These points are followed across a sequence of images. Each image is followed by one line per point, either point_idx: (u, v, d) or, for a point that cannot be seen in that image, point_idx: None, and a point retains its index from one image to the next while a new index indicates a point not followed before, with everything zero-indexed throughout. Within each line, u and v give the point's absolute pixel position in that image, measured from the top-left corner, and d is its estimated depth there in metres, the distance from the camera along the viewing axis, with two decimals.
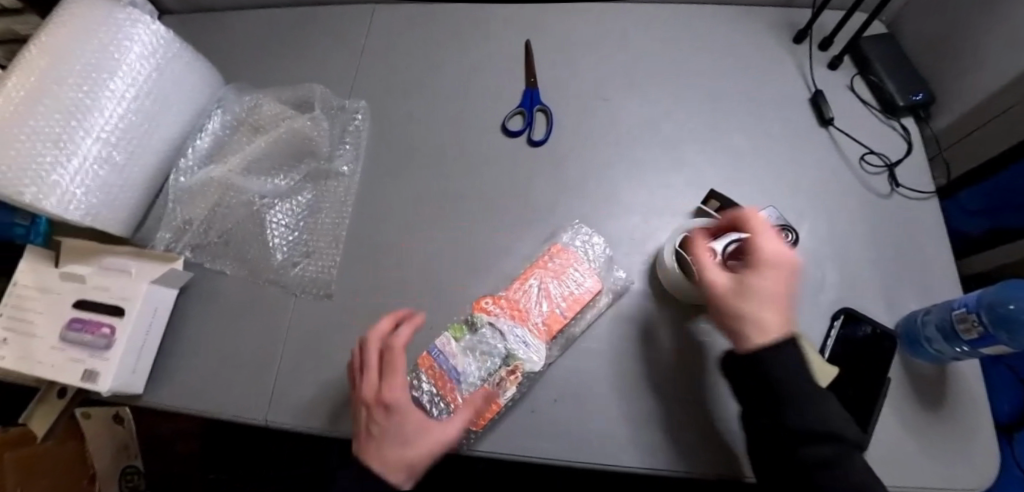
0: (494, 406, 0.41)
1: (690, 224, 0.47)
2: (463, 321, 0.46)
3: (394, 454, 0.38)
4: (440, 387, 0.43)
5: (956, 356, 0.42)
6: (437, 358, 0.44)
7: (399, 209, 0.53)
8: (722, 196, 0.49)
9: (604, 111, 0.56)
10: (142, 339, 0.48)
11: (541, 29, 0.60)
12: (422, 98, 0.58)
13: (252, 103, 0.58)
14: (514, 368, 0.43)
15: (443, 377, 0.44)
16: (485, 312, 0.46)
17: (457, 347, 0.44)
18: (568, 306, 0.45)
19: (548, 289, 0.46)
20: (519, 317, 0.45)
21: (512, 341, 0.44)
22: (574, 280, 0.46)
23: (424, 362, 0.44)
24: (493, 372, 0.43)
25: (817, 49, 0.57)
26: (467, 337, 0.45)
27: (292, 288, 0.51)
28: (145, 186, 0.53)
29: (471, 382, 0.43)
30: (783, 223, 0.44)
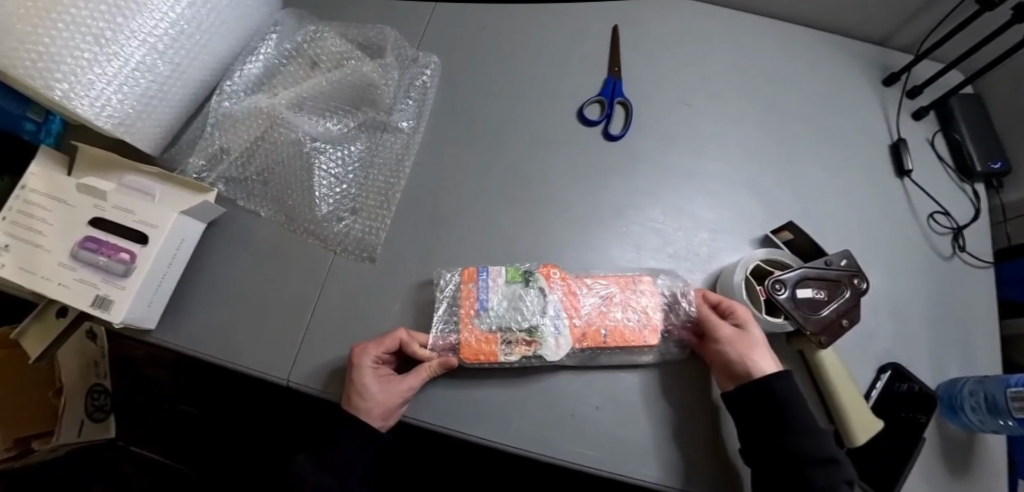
0: (491, 354, 0.40)
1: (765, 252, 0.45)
2: (523, 269, 0.44)
3: (383, 406, 0.40)
4: (463, 301, 0.42)
5: (992, 429, 0.42)
6: (481, 278, 0.43)
7: (458, 181, 0.49)
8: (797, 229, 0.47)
9: (684, 118, 0.53)
10: (164, 271, 0.45)
11: (630, 17, 0.57)
12: (495, 67, 0.54)
13: (313, 34, 0.52)
14: (532, 341, 0.41)
15: (471, 297, 0.42)
16: (547, 278, 0.44)
17: (504, 286, 0.43)
18: (611, 336, 0.41)
19: (609, 309, 0.43)
20: (569, 302, 0.43)
21: (548, 313, 0.42)
22: (634, 312, 0.43)
23: (468, 274, 0.43)
24: (511, 332, 0.41)
25: (905, 96, 0.55)
26: (518, 285, 0.43)
27: (332, 244, 0.47)
28: (185, 103, 0.48)
29: (490, 322, 0.41)
30: (857, 269, 0.43)
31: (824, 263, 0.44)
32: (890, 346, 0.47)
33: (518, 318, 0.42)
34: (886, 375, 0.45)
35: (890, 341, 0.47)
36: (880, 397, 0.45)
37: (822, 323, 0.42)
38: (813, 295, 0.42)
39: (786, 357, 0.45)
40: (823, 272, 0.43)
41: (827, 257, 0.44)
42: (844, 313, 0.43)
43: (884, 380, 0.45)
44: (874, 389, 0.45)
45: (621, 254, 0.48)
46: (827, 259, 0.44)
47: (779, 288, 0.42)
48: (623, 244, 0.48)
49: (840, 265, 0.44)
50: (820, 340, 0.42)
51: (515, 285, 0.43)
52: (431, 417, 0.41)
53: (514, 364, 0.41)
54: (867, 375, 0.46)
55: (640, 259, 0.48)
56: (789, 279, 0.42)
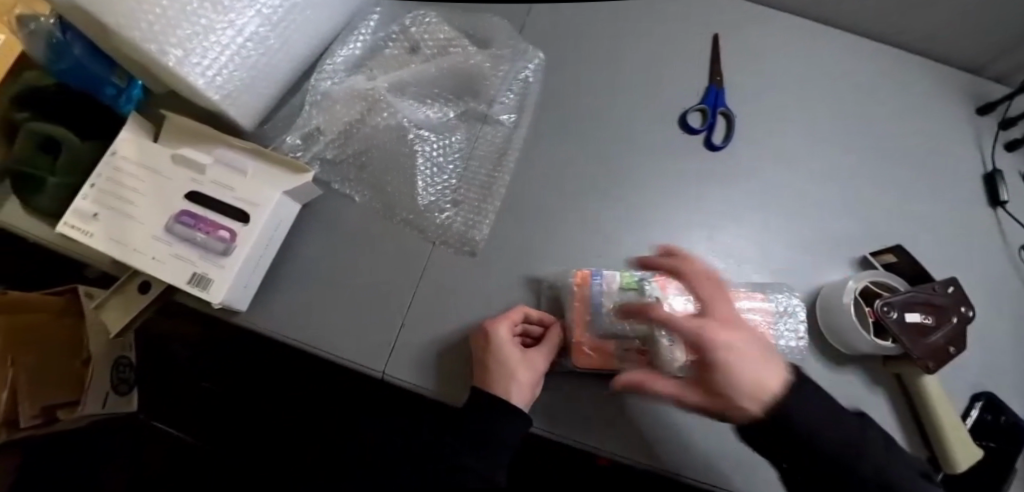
0: (606, 362, 0.40)
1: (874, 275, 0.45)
2: (638, 275, 0.43)
3: (525, 378, 0.40)
4: (578, 305, 0.42)
5: None
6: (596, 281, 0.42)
7: (561, 180, 0.48)
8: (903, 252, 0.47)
9: (784, 132, 0.53)
10: (261, 252, 0.43)
11: (731, 24, 0.56)
12: (597, 64, 0.52)
13: (416, 17, 0.51)
14: (647, 352, 0.40)
15: (585, 302, 0.42)
16: (662, 287, 0.43)
17: (619, 293, 0.42)
18: None
19: None
20: None
21: None
22: None
23: (581, 277, 0.42)
24: (626, 341, 0.40)
25: (999, 127, 0.55)
26: (633, 294, 0.42)
27: (432, 235, 0.46)
28: (285, 78, 0.47)
29: (604, 329, 0.41)
30: (966, 299, 0.43)
31: (930, 285, 0.43)
32: (981, 376, 0.47)
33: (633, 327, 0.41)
34: (980, 404, 0.46)
35: (981, 371, 0.47)
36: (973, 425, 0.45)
37: (929, 350, 0.42)
38: (920, 321, 0.42)
39: (883, 381, 0.45)
40: (931, 298, 0.43)
41: (936, 283, 0.44)
42: (951, 341, 0.42)
43: (978, 409, 0.45)
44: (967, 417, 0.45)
45: (721, 265, 0.47)
46: (935, 286, 0.43)
47: (888, 312, 0.42)
48: (724, 256, 0.48)
49: (949, 292, 0.43)
50: (926, 366, 0.42)
51: (629, 294, 0.42)
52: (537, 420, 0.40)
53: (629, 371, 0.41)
54: (959, 402, 0.46)
55: (741, 271, 0.47)
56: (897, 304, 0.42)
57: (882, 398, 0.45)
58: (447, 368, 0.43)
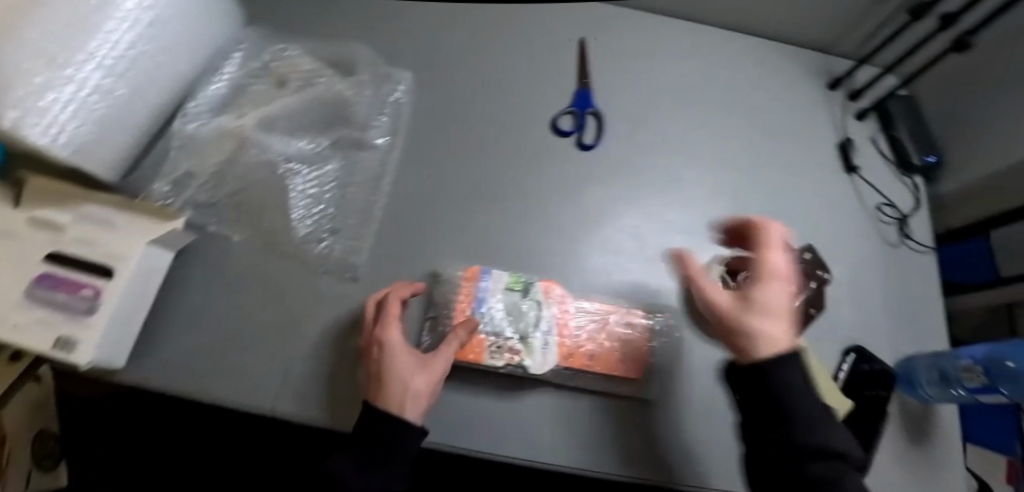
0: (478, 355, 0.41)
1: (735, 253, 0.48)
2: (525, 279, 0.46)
3: (420, 385, 0.36)
4: (463, 298, 0.44)
5: (944, 399, 0.46)
6: (484, 280, 0.45)
7: (440, 196, 0.49)
8: None
9: (654, 125, 0.56)
10: (132, 306, 0.42)
11: (596, 29, 0.59)
12: (468, 80, 0.54)
13: (280, 53, 0.51)
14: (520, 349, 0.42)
15: (470, 298, 0.44)
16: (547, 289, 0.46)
17: (503, 290, 0.45)
18: (596, 359, 0.43)
19: (598, 332, 0.44)
20: (563, 320, 0.44)
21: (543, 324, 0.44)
22: (619, 340, 0.44)
23: (471, 273, 0.45)
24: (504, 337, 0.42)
25: (849, 99, 0.60)
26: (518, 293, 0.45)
27: (313, 266, 0.46)
28: (139, 125, 0.46)
29: (484, 322, 0.43)
30: (819, 263, 0.47)
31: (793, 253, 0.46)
32: (851, 331, 0.51)
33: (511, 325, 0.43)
34: (850, 357, 0.49)
35: (851, 327, 0.51)
36: (847, 378, 0.48)
37: (792, 315, 0.45)
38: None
39: None
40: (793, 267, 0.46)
41: (795, 253, 0.48)
42: (811, 303, 0.46)
43: (849, 363, 0.49)
44: (841, 371, 0.48)
45: (603, 259, 0.49)
46: (796, 256, 0.47)
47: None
48: (605, 250, 0.50)
49: (806, 260, 0.47)
50: None
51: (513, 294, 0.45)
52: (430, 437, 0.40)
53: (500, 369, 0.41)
54: (834, 359, 0.49)
55: (620, 263, 0.49)
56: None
57: None
58: (338, 397, 0.43)
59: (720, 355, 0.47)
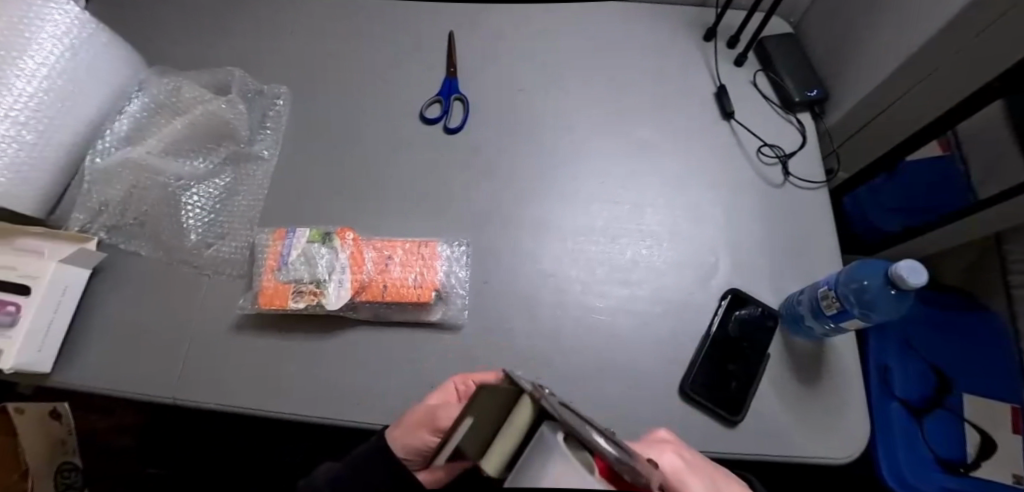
0: (283, 300, 0.45)
1: None
2: (326, 231, 0.50)
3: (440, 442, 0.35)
4: (271, 256, 0.48)
5: (816, 327, 0.45)
6: (289, 237, 0.49)
7: (316, 194, 0.53)
8: None
9: (522, 101, 0.57)
10: (50, 318, 0.48)
11: (465, 21, 0.62)
12: (343, 85, 0.59)
13: (172, 86, 0.58)
14: (317, 291, 0.46)
15: (277, 254, 0.48)
16: (341, 238, 0.49)
17: (305, 244, 0.48)
18: (389, 292, 0.46)
19: (389, 269, 0.48)
20: (354, 259, 0.48)
21: (321, 267, 0.47)
22: (414, 273, 0.48)
23: (278, 234, 0.49)
24: (300, 282, 0.46)
25: (725, 46, 0.59)
26: (315, 244, 0.48)
27: (205, 269, 0.51)
28: (59, 168, 0.54)
29: (290, 271, 0.47)
30: None
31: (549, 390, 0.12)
32: (730, 276, 0.50)
33: (309, 271, 0.47)
34: (726, 301, 0.48)
35: (730, 271, 0.50)
36: (722, 321, 0.48)
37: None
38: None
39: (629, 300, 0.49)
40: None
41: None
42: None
43: (725, 306, 0.48)
44: (716, 315, 0.48)
45: (470, 233, 0.51)
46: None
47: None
48: (474, 224, 0.52)
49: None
50: None
51: (313, 244, 0.48)
52: (301, 410, 0.44)
53: (304, 310, 0.45)
54: (710, 305, 0.49)
55: (487, 233, 0.51)
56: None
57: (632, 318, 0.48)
58: (224, 383, 0.46)
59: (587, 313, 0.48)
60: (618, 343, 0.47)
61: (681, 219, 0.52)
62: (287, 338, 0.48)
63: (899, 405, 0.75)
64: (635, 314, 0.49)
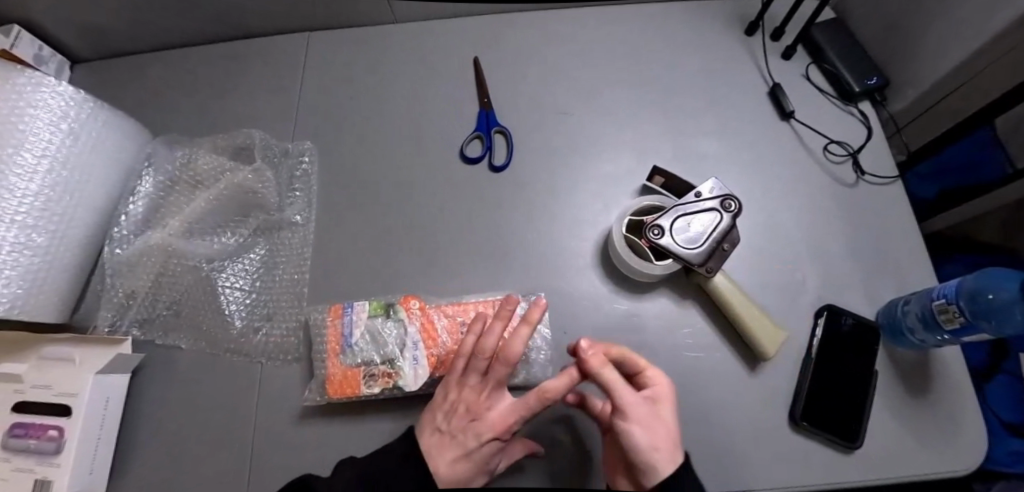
0: (354, 389, 0.41)
1: (639, 203, 0.46)
2: (386, 301, 0.46)
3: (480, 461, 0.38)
4: (330, 339, 0.44)
5: (936, 343, 0.42)
6: (347, 313, 0.45)
7: (364, 257, 0.49)
8: (666, 171, 0.48)
9: (567, 125, 0.54)
10: (96, 436, 0.44)
11: (489, 44, 0.57)
12: (372, 132, 0.54)
13: (185, 158, 0.53)
14: (391, 372, 0.42)
15: (338, 335, 0.44)
16: (408, 309, 0.45)
17: (367, 321, 0.44)
18: None
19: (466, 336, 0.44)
20: (426, 331, 0.44)
21: (393, 344, 0.43)
22: None
23: (335, 312, 0.45)
24: (370, 365, 0.42)
25: (770, 39, 0.56)
26: (379, 319, 0.45)
27: (257, 356, 0.47)
28: (76, 265, 0.49)
29: (355, 354, 0.43)
30: (726, 193, 0.44)
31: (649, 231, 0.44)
32: (820, 290, 0.47)
33: (378, 351, 0.43)
34: (823, 319, 0.45)
35: (819, 285, 0.47)
36: (823, 342, 0.45)
37: (705, 254, 0.43)
38: (690, 230, 0.44)
39: (720, 332, 0.46)
40: (696, 205, 0.44)
41: (695, 190, 0.45)
42: (724, 238, 0.44)
43: (823, 324, 0.45)
44: (815, 336, 0.45)
45: (540, 278, 0.48)
46: (696, 191, 0.45)
47: (657, 232, 0.43)
48: (540, 268, 0.48)
49: (709, 194, 0.45)
50: (709, 269, 0.43)
51: (376, 318, 0.44)
52: None
53: (378, 395, 0.41)
54: (805, 324, 0.46)
55: (555, 277, 0.48)
56: (665, 222, 0.43)
57: (726, 352, 0.45)
58: None
59: (678, 351, 0.45)
60: (715, 380, 0.44)
61: (757, 234, 0.49)
62: (360, 421, 0.44)
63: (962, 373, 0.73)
64: (727, 346, 0.45)
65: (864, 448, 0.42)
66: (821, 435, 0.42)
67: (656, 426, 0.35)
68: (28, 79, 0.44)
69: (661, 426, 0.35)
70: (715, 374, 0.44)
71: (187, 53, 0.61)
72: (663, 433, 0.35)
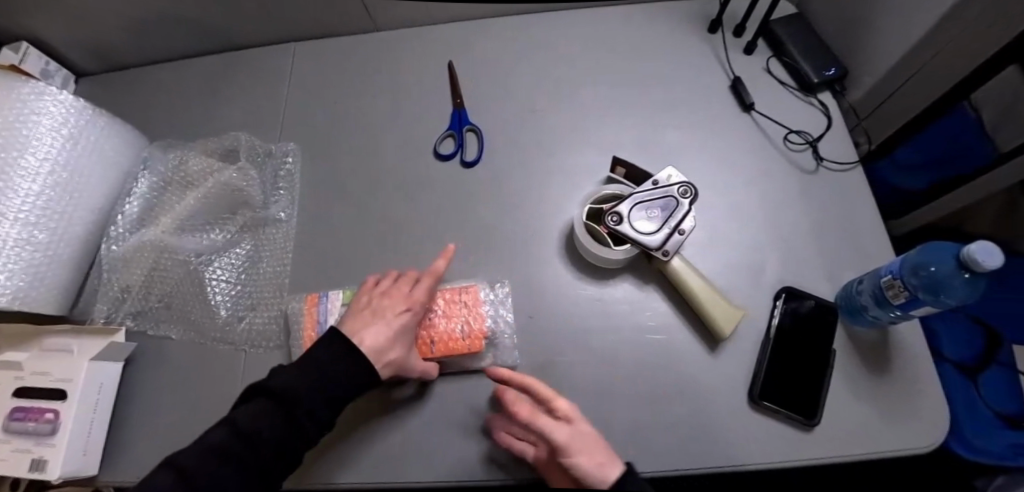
0: None
1: (600, 192, 0.48)
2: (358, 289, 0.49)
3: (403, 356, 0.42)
4: (307, 325, 0.47)
5: (892, 320, 0.43)
6: (322, 301, 0.48)
7: (342, 250, 0.52)
8: (627, 161, 0.50)
9: (535, 122, 0.56)
10: (90, 419, 0.47)
11: (462, 47, 0.60)
12: (352, 132, 0.57)
13: (178, 159, 0.56)
14: None
15: (313, 321, 0.47)
16: None
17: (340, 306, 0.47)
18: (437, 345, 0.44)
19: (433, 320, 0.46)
20: None
21: None
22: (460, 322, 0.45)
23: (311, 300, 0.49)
24: None
25: (732, 35, 0.58)
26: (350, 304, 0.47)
27: (240, 344, 0.49)
28: (76, 261, 0.52)
29: None
30: (682, 181, 0.46)
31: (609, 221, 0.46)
32: (780, 273, 0.48)
33: None
34: (781, 300, 0.47)
35: (779, 268, 0.49)
36: (781, 322, 0.46)
37: (662, 239, 0.45)
38: (648, 217, 0.46)
39: (682, 314, 0.47)
40: (654, 193, 0.46)
41: (654, 178, 0.47)
42: (682, 223, 0.46)
43: (781, 305, 0.47)
44: (773, 317, 0.46)
45: (508, 266, 0.50)
46: (654, 180, 0.47)
47: (616, 219, 0.45)
48: (507, 256, 0.50)
49: (667, 182, 0.47)
50: (664, 253, 0.45)
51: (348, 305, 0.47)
52: (364, 480, 0.42)
53: None
54: (764, 306, 0.47)
55: (523, 264, 0.50)
56: (623, 209, 0.45)
57: (687, 333, 0.46)
58: None
59: (640, 333, 0.47)
60: (676, 362, 0.45)
61: (718, 220, 0.51)
62: None
63: (953, 365, 0.72)
64: (689, 328, 0.47)
65: (823, 425, 0.43)
66: (778, 412, 0.43)
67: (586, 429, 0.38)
68: (31, 89, 0.48)
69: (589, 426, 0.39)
70: (677, 355, 0.46)
71: (182, 65, 0.65)
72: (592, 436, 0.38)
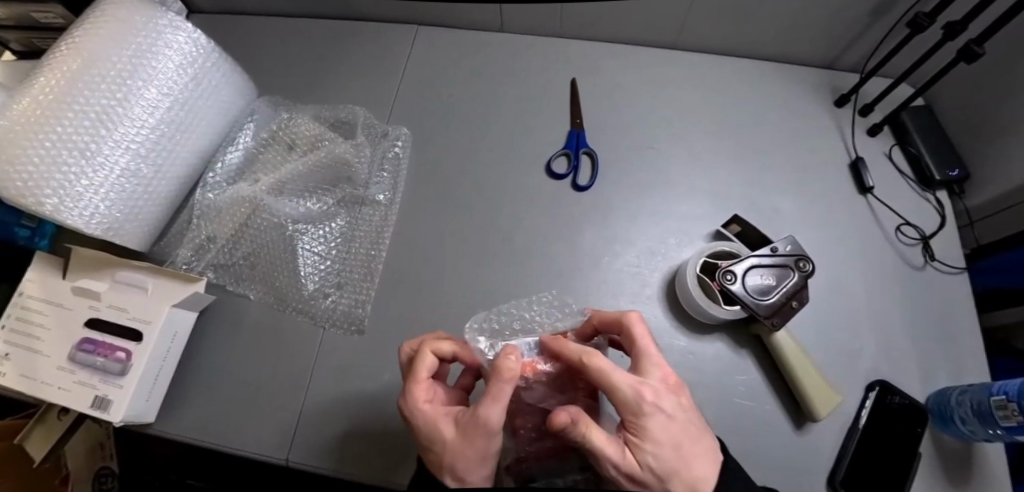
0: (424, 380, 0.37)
1: (714, 246, 0.48)
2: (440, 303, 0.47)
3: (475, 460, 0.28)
4: None
5: (988, 438, 0.42)
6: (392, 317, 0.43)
7: (436, 247, 0.51)
8: (744, 220, 0.50)
9: (651, 159, 0.55)
10: (158, 365, 0.45)
11: (588, 68, 0.60)
12: (465, 128, 0.57)
13: (287, 120, 0.57)
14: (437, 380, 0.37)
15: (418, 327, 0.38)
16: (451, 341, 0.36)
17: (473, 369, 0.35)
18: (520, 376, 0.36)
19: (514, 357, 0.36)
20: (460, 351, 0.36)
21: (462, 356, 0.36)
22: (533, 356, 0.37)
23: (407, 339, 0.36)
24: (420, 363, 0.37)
25: (858, 114, 0.57)
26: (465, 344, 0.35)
27: (321, 321, 0.48)
28: (171, 200, 0.51)
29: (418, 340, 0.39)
30: (802, 253, 0.46)
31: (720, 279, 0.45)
32: (875, 363, 0.48)
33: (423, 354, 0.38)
34: (874, 393, 0.46)
35: (876, 358, 0.48)
36: (870, 416, 0.45)
37: (772, 308, 0.44)
38: (761, 282, 0.45)
39: (772, 385, 0.47)
40: (770, 259, 0.45)
41: (771, 244, 0.46)
42: (793, 296, 0.45)
43: (873, 399, 0.46)
44: (863, 408, 0.45)
45: (605, 299, 0.49)
46: (772, 246, 0.46)
47: (729, 278, 0.45)
48: (606, 289, 0.49)
49: (784, 251, 0.46)
50: (773, 323, 0.44)
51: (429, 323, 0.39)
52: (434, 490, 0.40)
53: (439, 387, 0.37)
54: (855, 394, 0.46)
55: (623, 304, 0.49)
56: (738, 269, 0.45)
57: (775, 405, 0.46)
58: (345, 448, 0.43)
59: (730, 394, 0.46)
60: (763, 433, 0.45)
61: (821, 298, 0.50)
62: None
63: None
64: (778, 400, 0.46)
65: None
66: None
67: (684, 441, 0.28)
68: (168, 21, 0.47)
69: (683, 427, 0.28)
70: (760, 424, 0.45)
71: (300, 25, 0.64)
72: (698, 446, 0.28)
